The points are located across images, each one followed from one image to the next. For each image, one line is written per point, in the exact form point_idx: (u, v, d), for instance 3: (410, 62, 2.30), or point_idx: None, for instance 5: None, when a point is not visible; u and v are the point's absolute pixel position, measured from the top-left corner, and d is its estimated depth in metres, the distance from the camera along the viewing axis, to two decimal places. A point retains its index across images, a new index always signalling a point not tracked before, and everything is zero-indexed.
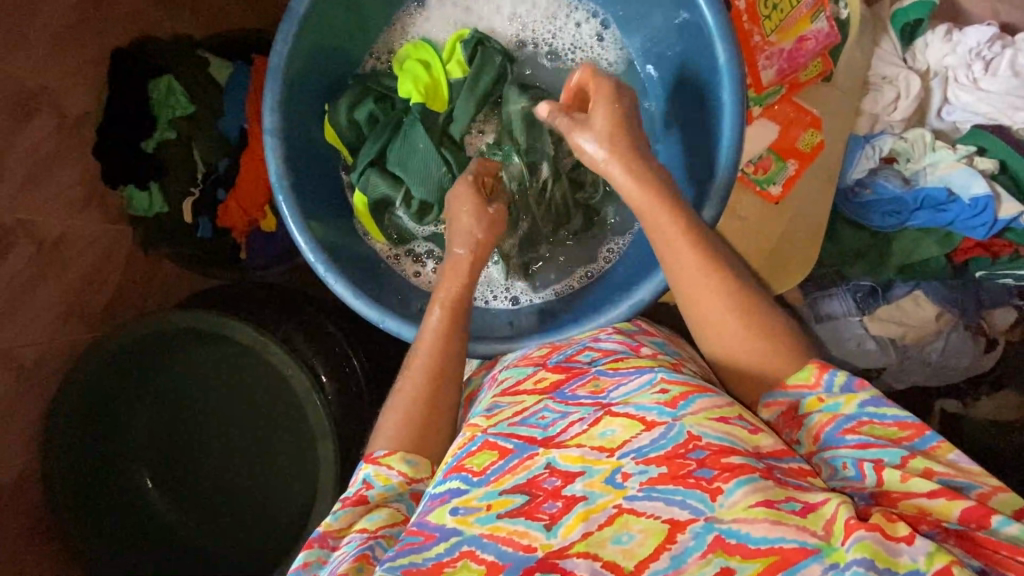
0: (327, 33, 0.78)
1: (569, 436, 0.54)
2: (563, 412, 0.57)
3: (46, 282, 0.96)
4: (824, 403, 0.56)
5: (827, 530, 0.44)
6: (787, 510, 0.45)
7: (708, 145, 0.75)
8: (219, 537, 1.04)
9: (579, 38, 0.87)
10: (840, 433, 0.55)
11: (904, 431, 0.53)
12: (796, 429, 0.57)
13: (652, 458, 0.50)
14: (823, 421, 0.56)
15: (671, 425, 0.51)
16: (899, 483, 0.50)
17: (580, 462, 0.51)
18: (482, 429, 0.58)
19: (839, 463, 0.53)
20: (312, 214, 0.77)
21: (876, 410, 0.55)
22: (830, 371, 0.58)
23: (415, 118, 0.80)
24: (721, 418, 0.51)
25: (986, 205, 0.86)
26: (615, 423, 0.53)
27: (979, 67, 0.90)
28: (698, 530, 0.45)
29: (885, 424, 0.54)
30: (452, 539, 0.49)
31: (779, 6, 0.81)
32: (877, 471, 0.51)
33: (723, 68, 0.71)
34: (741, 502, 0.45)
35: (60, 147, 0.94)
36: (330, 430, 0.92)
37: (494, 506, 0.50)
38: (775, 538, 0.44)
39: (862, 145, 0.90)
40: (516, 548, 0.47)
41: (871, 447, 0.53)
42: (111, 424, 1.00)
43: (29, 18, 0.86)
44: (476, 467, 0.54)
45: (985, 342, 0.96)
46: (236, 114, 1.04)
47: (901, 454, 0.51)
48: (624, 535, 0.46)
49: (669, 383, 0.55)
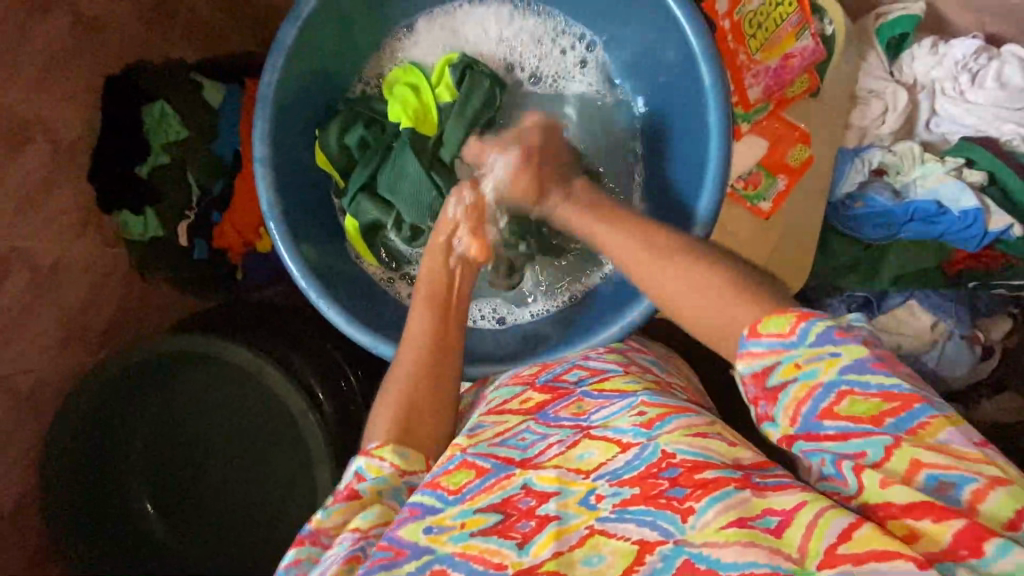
0: (315, 61, 0.78)
1: (546, 458, 0.55)
2: (543, 433, 0.58)
3: (43, 310, 0.96)
4: (800, 369, 0.49)
5: (803, 551, 0.42)
6: (761, 529, 0.44)
7: (695, 165, 0.76)
8: (218, 559, 1.03)
9: (565, 63, 0.88)
10: (817, 418, 0.48)
11: (889, 406, 0.46)
12: (770, 403, 0.51)
13: (626, 479, 0.50)
14: (800, 396, 0.49)
15: (644, 446, 0.52)
16: (880, 491, 0.44)
17: (556, 482, 0.52)
18: (461, 449, 0.57)
19: (817, 458, 0.48)
20: (303, 239, 0.77)
21: (857, 377, 0.47)
22: (808, 320, 0.50)
23: (405, 141, 0.80)
24: (698, 434, 0.52)
25: (975, 217, 0.87)
26: (592, 446, 0.54)
27: (965, 80, 0.90)
28: (667, 552, 0.44)
29: (867, 395, 0.47)
30: (423, 558, 0.48)
31: (763, 25, 0.82)
32: (857, 474, 0.46)
33: (709, 89, 0.71)
34: (713, 525, 0.44)
35: (54, 174, 0.95)
36: (327, 450, 0.93)
37: (467, 525, 0.49)
38: (746, 564, 0.42)
39: (851, 159, 0.91)
40: (487, 566, 0.47)
41: (851, 438, 0.46)
42: (108, 459, 1.00)
43: (18, 48, 0.87)
44: (451, 486, 0.53)
45: (982, 351, 0.94)
46: (230, 136, 1.06)
47: (885, 446, 0.45)
48: (594, 557, 0.46)
49: (647, 405, 0.56)
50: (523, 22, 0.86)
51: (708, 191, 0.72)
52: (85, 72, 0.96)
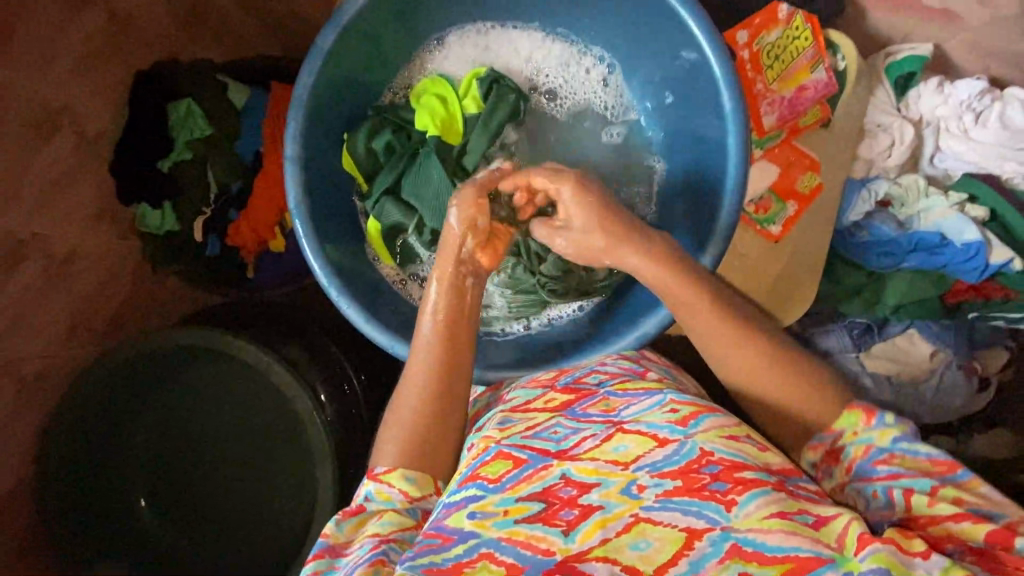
0: (347, 70, 0.81)
1: (582, 450, 0.56)
2: (575, 428, 0.59)
3: (53, 297, 0.97)
4: (859, 436, 0.57)
5: (840, 542, 0.46)
6: (801, 522, 0.47)
7: (714, 178, 0.78)
8: (211, 556, 1.03)
9: (587, 83, 0.91)
10: (872, 464, 0.55)
11: (936, 466, 0.53)
12: (831, 463, 0.58)
13: (667, 472, 0.52)
14: (857, 453, 0.56)
15: (683, 442, 0.53)
16: (927, 508, 0.51)
17: (595, 474, 0.53)
18: (495, 441, 0.59)
19: (871, 492, 0.54)
20: (326, 239, 0.79)
21: (909, 445, 0.55)
22: (870, 415, 0.57)
23: (431, 150, 0.83)
24: (731, 436, 0.54)
25: (977, 250, 0.89)
26: (627, 439, 0.55)
27: (970, 119, 0.93)
28: (715, 538, 0.47)
29: (917, 458, 0.54)
30: (470, 542, 0.50)
31: (780, 57, 0.86)
32: (906, 497, 0.52)
33: (729, 113, 0.74)
34: (756, 513, 0.47)
35: (77, 164, 0.96)
36: (330, 453, 0.92)
37: (512, 512, 0.51)
38: (790, 547, 0.46)
39: (858, 189, 0.94)
40: (535, 552, 0.49)
41: (902, 476, 0.53)
42: (108, 451, 0.99)
43: (54, 41, 0.89)
44: (491, 475, 0.55)
45: (978, 382, 0.97)
46: (252, 137, 1.08)
47: (932, 484, 0.52)
48: (641, 542, 0.48)
49: (679, 403, 0.57)
50: (551, 49, 0.90)
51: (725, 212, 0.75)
52: (115, 67, 0.98)
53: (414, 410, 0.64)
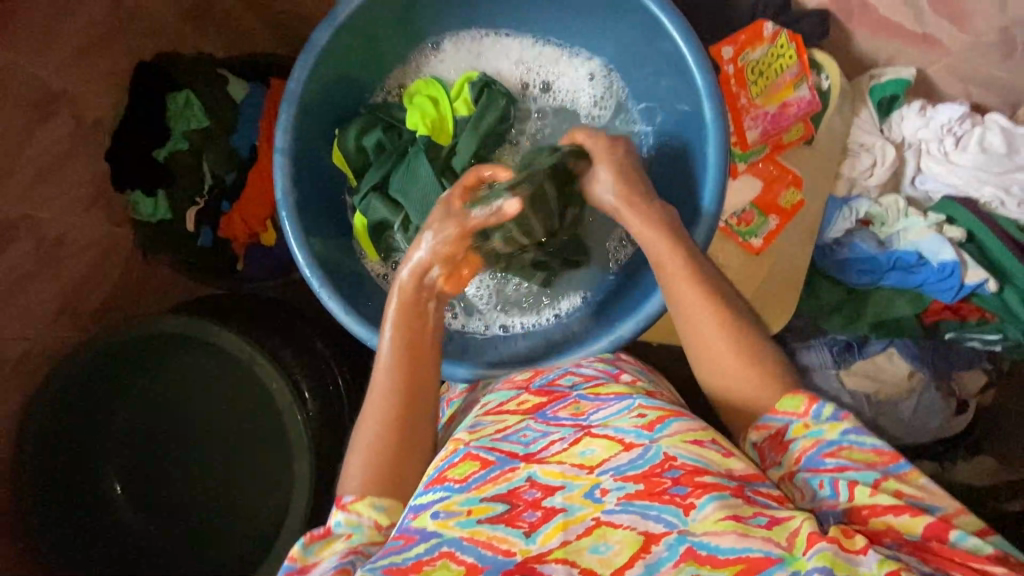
0: (340, 67, 0.82)
1: (549, 453, 0.56)
2: (544, 431, 0.60)
3: (41, 278, 0.97)
4: (808, 428, 0.56)
5: (791, 540, 0.46)
6: (753, 524, 0.47)
7: (694, 188, 0.80)
8: (184, 548, 1.02)
9: (574, 88, 0.92)
10: (820, 456, 0.55)
11: (880, 458, 0.53)
12: (779, 452, 0.58)
13: (630, 475, 0.52)
14: (806, 445, 0.56)
15: (648, 447, 0.53)
16: (868, 498, 0.51)
17: (560, 476, 0.53)
18: (464, 443, 0.59)
19: (817, 482, 0.54)
20: (311, 232, 0.80)
21: (857, 437, 0.54)
22: (818, 402, 0.57)
23: (420, 148, 0.85)
24: (695, 441, 0.54)
25: (953, 269, 0.91)
26: (595, 443, 0.55)
27: (950, 142, 0.95)
28: (671, 541, 0.47)
29: (863, 450, 0.54)
30: (432, 541, 0.50)
31: (764, 74, 0.89)
32: (851, 488, 0.52)
33: (710, 126, 0.76)
34: (712, 516, 0.47)
35: (72, 149, 0.97)
36: (308, 445, 0.93)
37: (474, 512, 0.51)
38: (743, 548, 0.45)
39: (840, 207, 0.95)
40: (495, 552, 0.49)
41: (848, 469, 0.53)
42: (88, 434, 0.99)
43: (59, 25, 0.90)
44: (458, 477, 0.55)
45: (956, 404, 0.99)
46: (247, 130, 1.08)
47: (875, 477, 0.52)
48: (601, 545, 0.48)
49: (647, 408, 0.58)
50: (540, 50, 0.92)
51: (702, 224, 0.76)
52: (118, 56, 1.00)
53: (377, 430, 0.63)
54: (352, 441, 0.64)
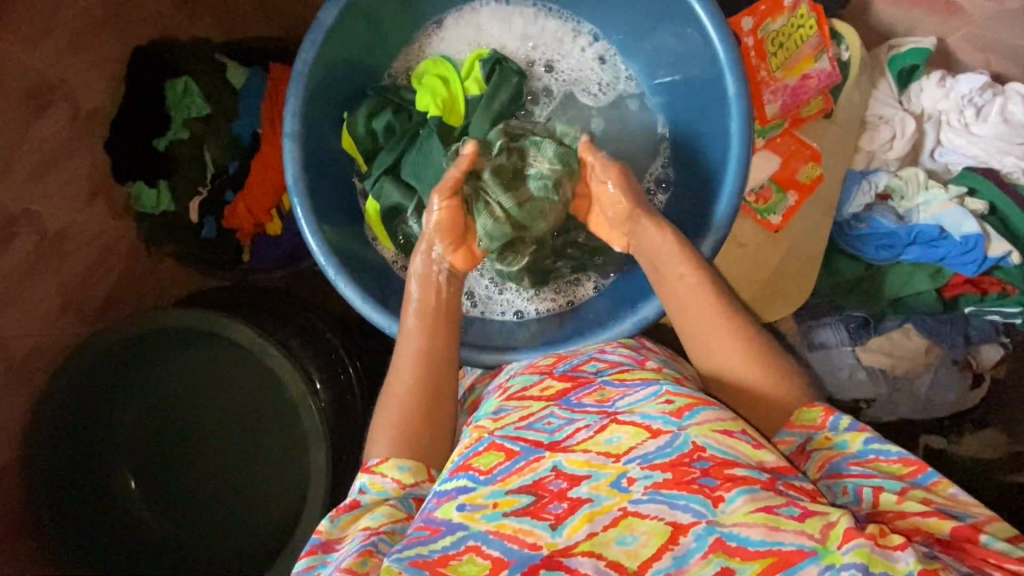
0: (347, 45, 0.80)
1: (574, 442, 0.55)
2: (569, 418, 0.58)
3: (44, 274, 0.95)
4: (831, 440, 0.57)
5: (825, 534, 0.45)
6: (785, 516, 0.46)
7: (714, 167, 0.79)
8: (201, 541, 1.02)
9: (581, 60, 0.90)
10: (845, 464, 0.55)
11: (908, 468, 0.53)
12: (802, 461, 0.57)
13: (657, 464, 0.51)
14: (830, 454, 0.56)
15: (676, 434, 0.52)
16: (894, 504, 0.50)
17: (586, 466, 0.52)
18: (488, 432, 0.59)
19: (839, 489, 0.53)
20: (325, 220, 0.78)
21: (882, 447, 0.54)
22: (835, 414, 0.58)
23: (432, 129, 0.83)
24: (725, 431, 0.52)
25: (976, 242, 0.90)
26: (621, 430, 0.54)
27: (971, 113, 0.95)
28: (700, 532, 0.46)
29: (890, 460, 0.54)
30: (457, 533, 0.50)
31: (784, 45, 0.87)
32: (874, 494, 0.51)
33: (733, 97, 0.74)
34: (742, 508, 0.46)
35: (68, 140, 0.95)
36: (324, 435, 0.91)
37: (500, 504, 0.51)
38: (774, 541, 0.45)
39: (858, 180, 0.94)
40: (521, 545, 0.48)
41: (874, 476, 0.53)
42: (96, 426, 0.98)
43: (52, 12, 0.87)
44: (482, 467, 0.54)
45: (971, 378, 0.98)
46: (249, 117, 1.04)
47: (902, 485, 0.51)
48: (628, 537, 0.47)
49: (674, 394, 0.56)
50: (545, 23, 0.89)
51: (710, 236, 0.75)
52: (112, 43, 0.97)
53: (402, 407, 0.65)
54: (375, 416, 0.67)
